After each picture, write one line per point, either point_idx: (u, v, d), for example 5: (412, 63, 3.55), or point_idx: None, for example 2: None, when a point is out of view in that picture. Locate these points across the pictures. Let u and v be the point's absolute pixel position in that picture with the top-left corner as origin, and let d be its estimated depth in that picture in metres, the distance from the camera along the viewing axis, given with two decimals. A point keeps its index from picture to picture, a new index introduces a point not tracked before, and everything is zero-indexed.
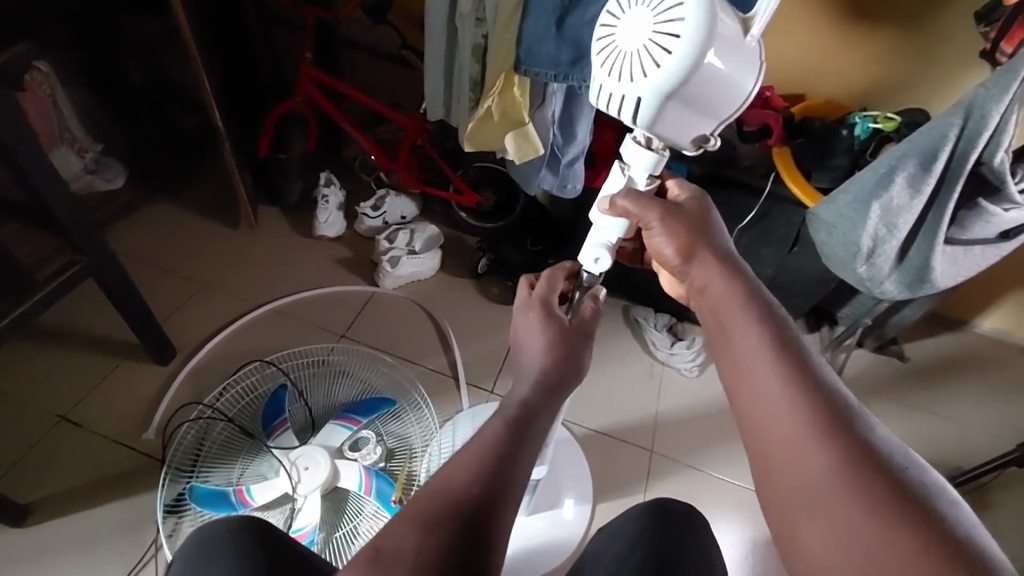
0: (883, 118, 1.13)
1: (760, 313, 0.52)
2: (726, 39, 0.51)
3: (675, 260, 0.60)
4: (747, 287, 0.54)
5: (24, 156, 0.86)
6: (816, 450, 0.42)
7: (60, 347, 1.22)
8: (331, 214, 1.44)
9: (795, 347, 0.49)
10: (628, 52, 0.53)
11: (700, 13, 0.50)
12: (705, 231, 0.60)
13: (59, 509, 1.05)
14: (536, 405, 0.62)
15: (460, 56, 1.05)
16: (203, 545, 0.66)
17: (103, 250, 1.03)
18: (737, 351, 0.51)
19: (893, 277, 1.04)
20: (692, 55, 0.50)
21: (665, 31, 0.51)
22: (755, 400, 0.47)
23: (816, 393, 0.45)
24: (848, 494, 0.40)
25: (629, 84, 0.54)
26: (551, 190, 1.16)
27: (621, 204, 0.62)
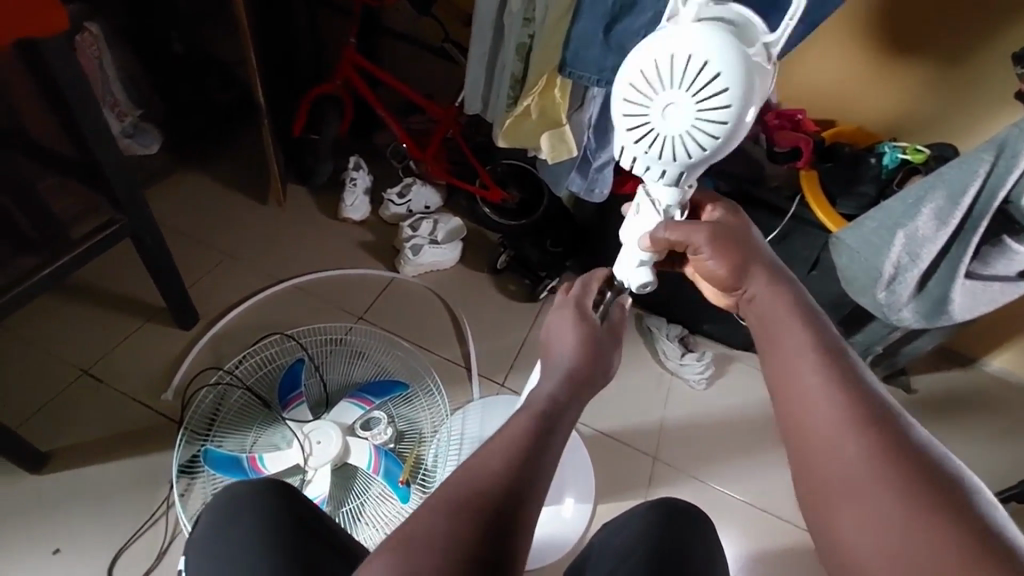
0: (912, 150, 1.14)
1: (806, 323, 0.55)
2: (757, 95, 0.55)
3: (728, 280, 0.62)
4: (795, 296, 0.58)
5: (83, 114, 0.89)
6: (855, 437, 0.45)
7: (86, 304, 1.24)
8: (357, 197, 1.46)
9: (839, 349, 0.52)
10: (672, 135, 0.56)
11: (738, 91, 0.53)
12: (754, 246, 0.63)
13: (75, 460, 1.07)
14: (563, 400, 0.62)
15: (505, 53, 1.07)
16: (233, 496, 0.69)
17: (143, 211, 1.05)
18: (780, 345, 0.54)
19: (911, 305, 1.05)
20: (737, 131, 0.55)
21: (708, 115, 0.54)
22: (796, 389, 0.50)
23: (856, 394, 0.47)
24: (883, 478, 0.42)
25: (674, 162, 0.58)
26: (578, 192, 1.17)
27: (661, 234, 0.65)
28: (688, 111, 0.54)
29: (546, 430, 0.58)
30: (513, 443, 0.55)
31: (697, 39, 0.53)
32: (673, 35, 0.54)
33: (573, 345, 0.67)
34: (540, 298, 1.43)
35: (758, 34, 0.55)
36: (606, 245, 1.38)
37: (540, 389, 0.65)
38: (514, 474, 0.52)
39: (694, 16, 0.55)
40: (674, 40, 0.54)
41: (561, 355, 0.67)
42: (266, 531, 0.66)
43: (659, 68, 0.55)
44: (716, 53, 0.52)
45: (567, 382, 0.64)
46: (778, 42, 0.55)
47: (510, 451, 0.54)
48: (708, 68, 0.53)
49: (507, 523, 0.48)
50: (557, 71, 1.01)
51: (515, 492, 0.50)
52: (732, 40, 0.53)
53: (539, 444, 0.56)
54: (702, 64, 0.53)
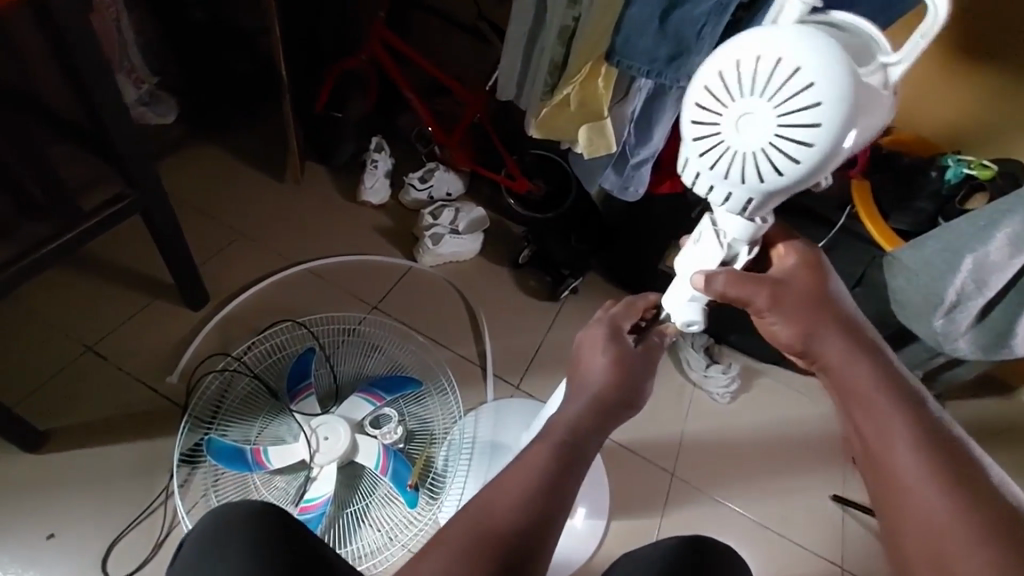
0: (978, 165, 1.05)
1: (893, 388, 0.49)
2: (863, 118, 0.44)
3: (793, 343, 0.56)
4: (859, 335, 0.54)
5: (96, 82, 0.83)
6: (942, 510, 0.42)
7: (94, 277, 1.20)
8: (377, 180, 1.40)
9: (915, 399, 0.49)
10: (743, 154, 0.46)
11: (836, 110, 0.42)
12: (829, 291, 0.57)
13: (75, 440, 1.04)
14: (585, 431, 0.57)
15: (545, 36, 0.99)
16: (222, 523, 0.64)
17: (154, 187, 1.00)
18: (852, 399, 0.50)
19: (969, 336, 0.97)
20: (823, 162, 0.45)
21: (794, 134, 0.44)
22: (876, 451, 0.47)
23: (965, 483, 0.43)
24: (979, 558, 0.39)
25: (742, 185, 0.48)
26: (611, 190, 1.09)
27: (718, 285, 0.57)
28: (770, 127, 0.44)
29: (567, 463, 0.54)
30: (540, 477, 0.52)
31: (795, 38, 0.43)
32: (762, 33, 0.44)
33: (602, 369, 0.59)
34: (560, 298, 1.37)
35: (876, 51, 0.46)
36: (633, 247, 1.32)
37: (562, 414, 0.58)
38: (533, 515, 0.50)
39: (796, 18, 0.46)
40: (764, 37, 0.44)
41: (587, 378, 0.59)
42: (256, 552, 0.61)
43: (740, 71, 0.44)
44: (813, 63, 0.42)
45: (595, 411, 0.58)
46: (901, 62, 0.45)
47: (530, 485, 0.51)
48: (802, 77, 0.42)
49: (519, 568, 0.48)
50: (603, 59, 0.93)
51: (529, 533, 0.49)
52: (841, 49, 0.43)
53: (560, 480, 0.53)
54: (794, 69, 0.42)
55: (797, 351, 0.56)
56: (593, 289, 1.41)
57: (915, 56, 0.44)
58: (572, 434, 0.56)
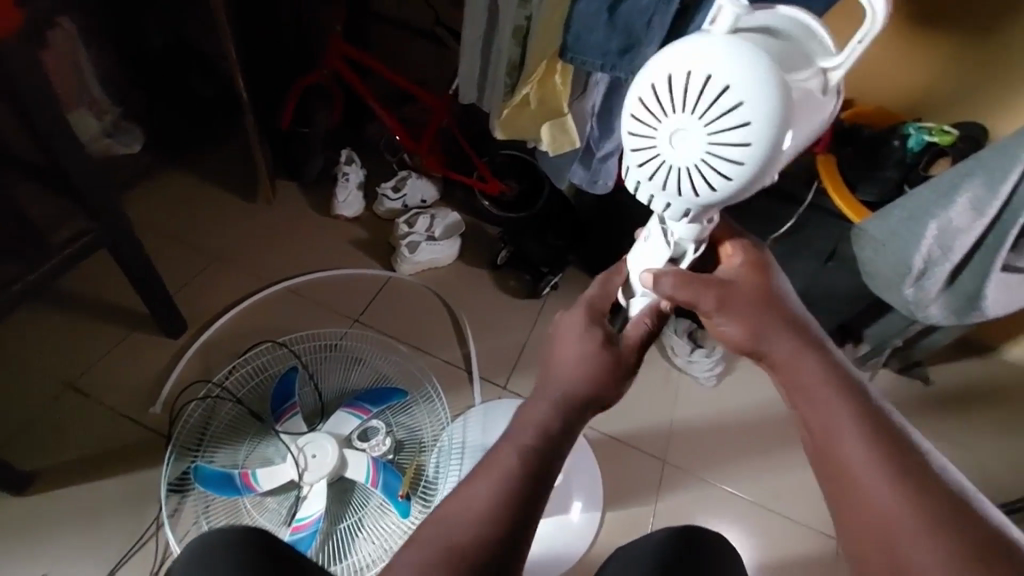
0: (939, 131, 1.06)
1: (840, 381, 0.51)
2: (798, 128, 0.44)
3: (741, 341, 0.57)
4: (803, 330, 0.56)
5: (46, 118, 0.83)
6: (891, 497, 0.44)
7: (68, 314, 1.19)
8: (349, 193, 1.39)
9: (859, 390, 0.51)
10: (678, 168, 0.46)
11: (767, 127, 0.42)
12: (774, 290, 0.58)
13: (61, 480, 1.03)
14: (557, 433, 0.57)
15: (499, 37, 0.99)
16: (205, 549, 0.62)
17: (117, 219, 0.99)
18: (803, 395, 0.52)
19: (940, 301, 0.99)
20: (755, 175, 0.45)
21: (726, 151, 0.44)
22: (828, 445, 0.48)
23: (911, 469, 0.45)
24: (931, 542, 0.41)
25: (679, 198, 0.48)
26: (580, 184, 1.09)
27: (666, 288, 0.55)
28: (702, 142, 0.44)
29: (538, 467, 0.54)
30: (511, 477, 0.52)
31: (725, 53, 0.42)
32: (694, 46, 0.43)
33: (575, 362, 0.59)
34: (541, 295, 1.37)
35: (815, 57, 0.45)
36: (611, 239, 1.32)
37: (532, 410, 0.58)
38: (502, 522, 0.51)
39: (729, 25, 0.45)
40: (695, 51, 0.43)
41: (558, 372, 0.60)
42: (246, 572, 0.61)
43: (671, 86, 0.44)
44: (743, 79, 0.42)
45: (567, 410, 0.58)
46: (838, 68, 0.45)
47: (497, 487, 0.52)
48: (733, 94, 0.42)
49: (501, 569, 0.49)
50: (557, 56, 0.94)
51: (503, 542, 0.50)
52: (774, 61, 0.42)
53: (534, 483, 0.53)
54: (724, 86, 0.42)
55: (747, 350, 0.57)
56: (573, 284, 1.41)
57: (852, 62, 0.44)
58: (547, 435, 0.56)
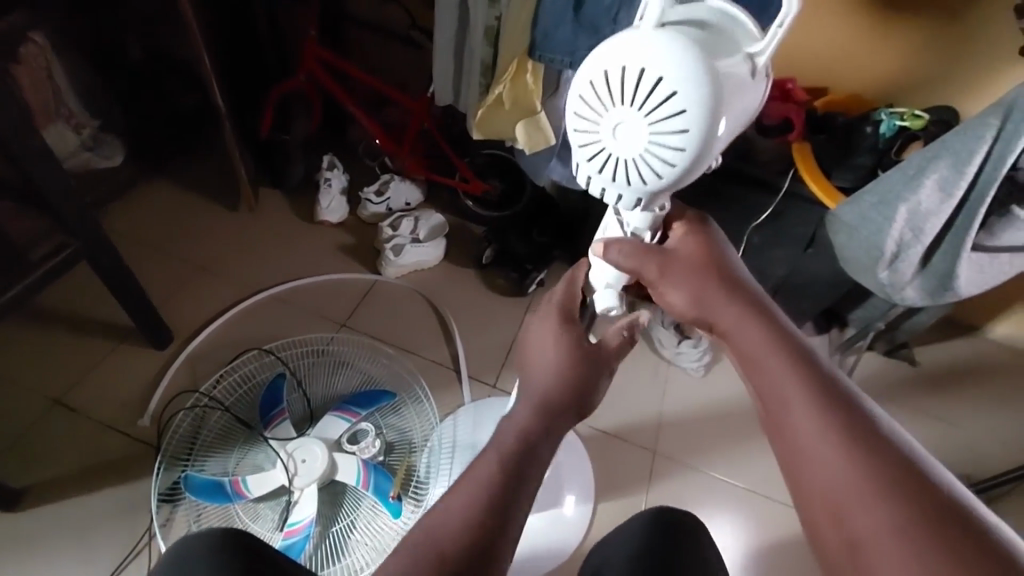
0: (910, 116, 1.08)
1: (788, 346, 0.50)
2: (732, 112, 0.45)
3: (689, 312, 0.57)
4: (751, 297, 0.55)
5: (15, 134, 0.82)
6: (838, 463, 0.42)
7: (54, 329, 1.19)
8: (333, 198, 1.40)
9: (808, 355, 0.49)
10: (624, 159, 0.47)
11: (702, 112, 0.43)
12: (721, 260, 0.58)
13: (52, 495, 1.04)
14: (534, 438, 0.57)
15: (471, 38, 1.00)
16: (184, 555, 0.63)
17: (96, 233, 0.99)
18: (752, 363, 0.51)
19: (915, 283, 1.01)
20: (698, 159, 0.46)
21: (666, 138, 0.45)
22: (776, 412, 0.47)
23: (856, 428, 0.43)
24: (878, 509, 0.39)
25: (629, 188, 0.48)
26: (562, 181, 1.12)
27: (613, 257, 0.59)
28: (643, 133, 0.45)
29: (515, 474, 0.54)
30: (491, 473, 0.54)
31: (656, 45, 0.43)
32: (626, 40, 0.45)
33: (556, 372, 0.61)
34: (528, 291, 1.37)
35: (740, 43, 0.46)
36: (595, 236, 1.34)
37: (514, 419, 0.59)
38: (480, 530, 0.50)
39: (656, 19, 0.45)
40: (626, 46, 0.44)
41: (538, 381, 0.61)
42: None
43: (608, 82, 0.45)
44: (674, 69, 0.43)
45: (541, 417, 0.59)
46: (764, 52, 0.46)
47: (476, 494, 0.52)
48: (667, 83, 0.43)
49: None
50: (527, 55, 0.94)
51: (482, 549, 0.49)
52: (701, 50, 0.43)
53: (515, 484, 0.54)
54: (658, 76, 0.43)
55: (696, 319, 0.57)
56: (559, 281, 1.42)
57: (775, 45, 0.45)
58: (525, 437, 0.57)
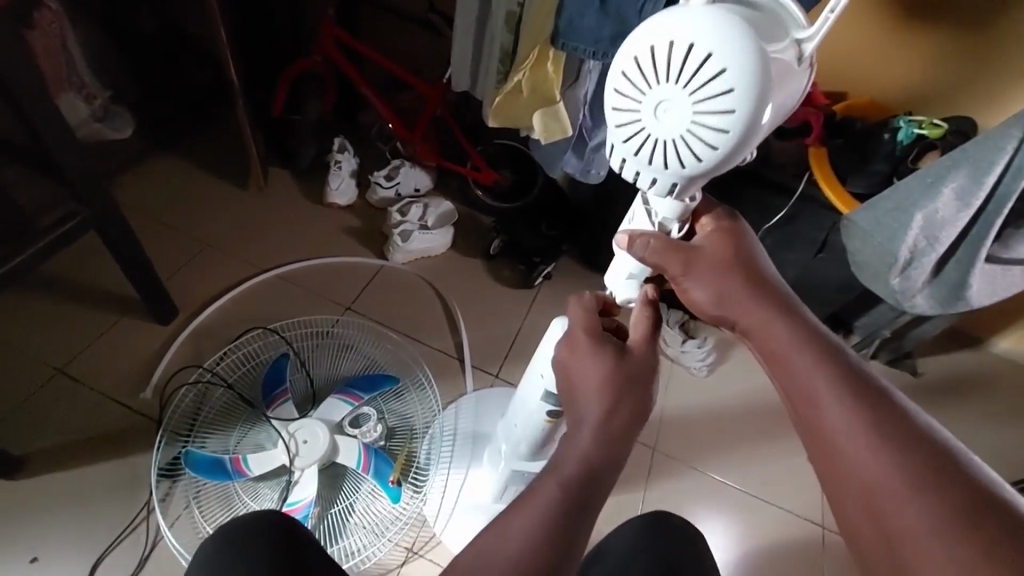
0: (928, 124, 1.06)
1: (815, 342, 0.50)
2: (778, 97, 0.45)
3: (710, 309, 0.56)
4: (774, 292, 0.54)
5: (28, 98, 0.81)
6: (871, 459, 0.42)
7: (58, 298, 1.19)
8: (342, 181, 1.39)
9: (834, 350, 0.49)
10: (663, 140, 0.47)
11: (749, 93, 0.43)
12: (745, 254, 0.57)
13: (52, 464, 1.03)
14: (598, 469, 0.54)
15: (493, 24, 0.99)
16: (227, 536, 0.63)
17: (106, 203, 0.99)
18: (778, 360, 0.51)
19: (927, 292, 1.00)
20: (739, 144, 0.45)
21: (711, 120, 0.44)
22: (806, 410, 0.47)
23: (886, 422, 0.43)
24: (915, 504, 0.39)
25: (665, 171, 0.49)
26: (573, 174, 1.10)
27: (639, 250, 0.58)
28: (685, 113, 0.45)
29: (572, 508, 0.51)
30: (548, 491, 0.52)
31: (707, 22, 0.43)
32: (677, 16, 0.44)
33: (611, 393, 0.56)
34: (535, 284, 1.38)
35: (790, 28, 0.46)
36: (604, 232, 1.33)
37: (573, 442, 0.55)
38: (544, 555, 0.48)
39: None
40: (675, 23, 0.44)
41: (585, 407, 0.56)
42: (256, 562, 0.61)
43: (654, 59, 0.45)
44: (723, 49, 0.43)
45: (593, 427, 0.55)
46: (812, 39, 0.46)
47: (537, 527, 0.50)
48: (716, 61, 0.43)
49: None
50: (550, 43, 0.93)
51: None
52: (752, 30, 0.43)
53: (580, 504, 0.52)
54: (707, 54, 0.43)
55: (717, 316, 0.56)
56: (566, 274, 1.42)
57: (826, 31, 0.45)
58: (586, 475, 0.53)
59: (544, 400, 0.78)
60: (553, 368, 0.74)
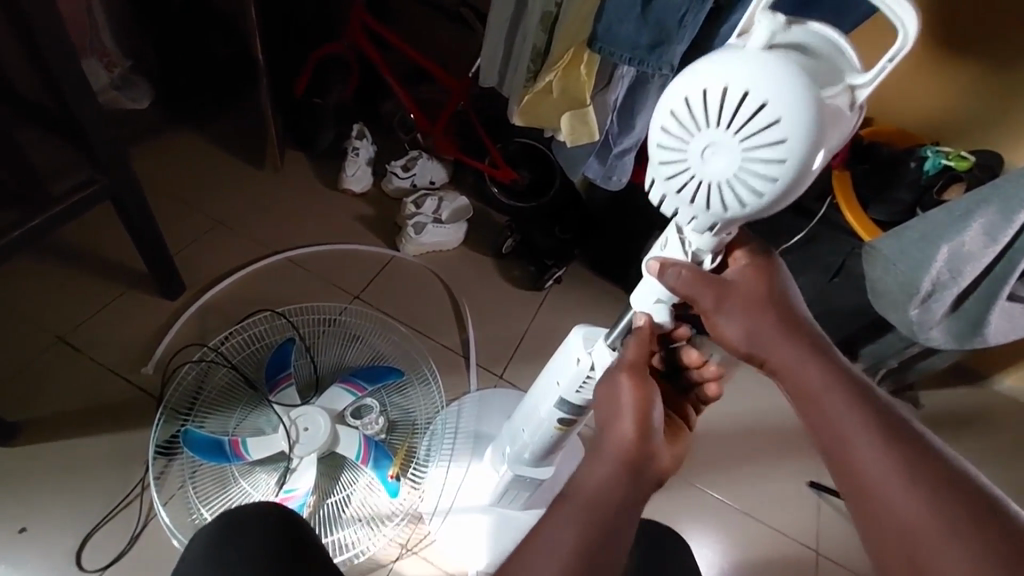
0: (956, 156, 1.04)
1: (847, 382, 0.49)
2: (830, 142, 0.44)
3: (740, 345, 0.55)
4: (800, 328, 0.54)
5: (55, 59, 0.80)
6: (914, 505, 0.41)
7: (64, 265, 1.17)
8: (358, 168, 1.37)
9: (865, 388, 0.49)
10: (708, 184, 0.47)
11: (804, 142, 0.42)
12: (778, 292, 0.56)
13: (47, 433, 1.02)
14: (620, 493, 0.50)
15: (527, 22, 0.97)
16: (232, 517, 0.63)
17: (124, 172, 0.98)
18: (809, 401, 0.50)
19: (943, 325, 1.00)
20: (788, 191, 0.45)
21: (760, 167, 0.44)
22: (841, 453, 0.46)
23: (926, 465, 0.43)
24: (952, 550, 0.39)
25: (708, 212, 0.48)
26: (595, 179, 1.09)
27: (670, 279, 0.56)
28: (735, 157, 0.44)
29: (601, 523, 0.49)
30: (572, 516, 0.49)
31: (762, 68, 0.42)
32: (732, 61, 0.43)
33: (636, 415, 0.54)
34: (544, 287, 1.36)
35: (845, 72, 0.44)
36: (618, 239, 1.32)
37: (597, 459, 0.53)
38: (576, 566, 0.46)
39: (763, 43, 0.44)
40: (729, 69, 0.43)
41: (620, 423, 0.54)
42: (253, 544, 0.60)
43: (706, 104, 0.44)
44: (780, 96, 0.42)
45: (620, 463, 0.52)
46: (868, 85, 0.44)
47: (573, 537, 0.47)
48: (770, 110, 0.42)
49: None
50: (585, 45, 0.92)
51: None
52: (808, 78, 0.42)
53: (608, 529, 0.49)
54: (762, 102, 0.42)
55: (746, 354, 0.55)
56: (576, 279, 1.40)
57: (881, 81, 0.43)
58: (616, 499, 0.50)
59: (557, 407, 0.77)
60: (571, 376, 0.73)
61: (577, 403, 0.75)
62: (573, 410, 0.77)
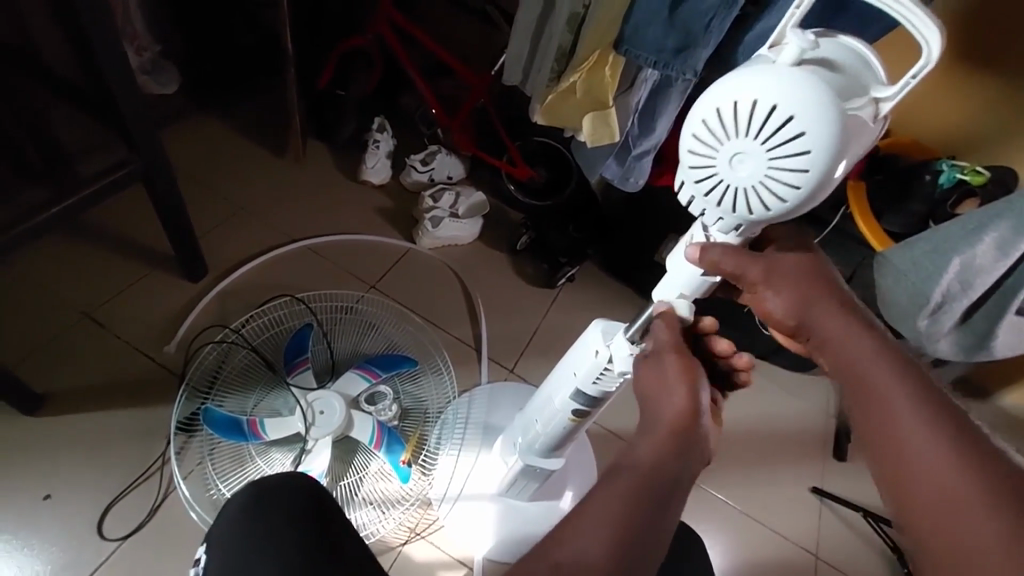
0: (971, 171, 1.05)
1: (893, 358, 0.50)
2: (853, 152, 0.46)
3: (788, 317, 0.57)
4: (850, 306, 0.55)
5: (99, 41, 0.83)
6: (954, 476, 0.43)
7: (91, 244, 1.20)
8: (378, 160, 1.39)
9: (911, 364, 0.50)
10: (735, 189, 0.49)
11: (827, 154, 0.44)
12: (824, 274, 0.57)
13: (70, 406, 1.05)
14: (664, 474, 0.52)
15: (554, 23, 1.00)
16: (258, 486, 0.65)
17: (156, 154, 1.00)
18: (847, 368, 0.52)
19: (951, 337, 1.01)
20: (811, 198, 0.47)
21: (785, 177, 0.46)
22: (884, 424, 0.48)
23: (967, 440, 0.44)
24: (990, 521, 0.40)
25: (733, 215, 0.51)
26: (612, 180, 1.11)
27: (714, 256, 0.57)
28: (760, 166, 0.47)
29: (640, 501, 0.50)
30: (616, 490, 0.51)
31: (790, 83, 0.44)
32: (762, 75, 0.45)
33: (681, 391, 0.56)
34: (557, 285, 1.38)
35: (870, 86, 0.46)
36: (632, 239, 1.34)
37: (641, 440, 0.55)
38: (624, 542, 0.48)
39: (793, 58, 0.46)
40: (758, 84, 0.45)
41: (669, 399, 0.56)
42: (280, 510, 0.63)
43: (736, 115, 0.46)
44: (806, 111, 0.44)
45: (661, 442, 0.54)
46: (891, 99, 0.45)
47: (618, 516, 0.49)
48: (796, 123, 0.44)
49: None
50: (611, 48, 0.94)
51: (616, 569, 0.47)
52: (833, 93, 0.44)
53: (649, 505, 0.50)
54: (788, 116, 0.44)
55: (795, 325, 0.57)
56: (587, 278, 1.42)
57: (904, 95, 0.45)
58: (662, 481, 0.52)
59: (572, 399, 0.79)
60: (587, 367, 0.75)
61: (592, 394, 0.78)
62: (588, 402, 0.79)
